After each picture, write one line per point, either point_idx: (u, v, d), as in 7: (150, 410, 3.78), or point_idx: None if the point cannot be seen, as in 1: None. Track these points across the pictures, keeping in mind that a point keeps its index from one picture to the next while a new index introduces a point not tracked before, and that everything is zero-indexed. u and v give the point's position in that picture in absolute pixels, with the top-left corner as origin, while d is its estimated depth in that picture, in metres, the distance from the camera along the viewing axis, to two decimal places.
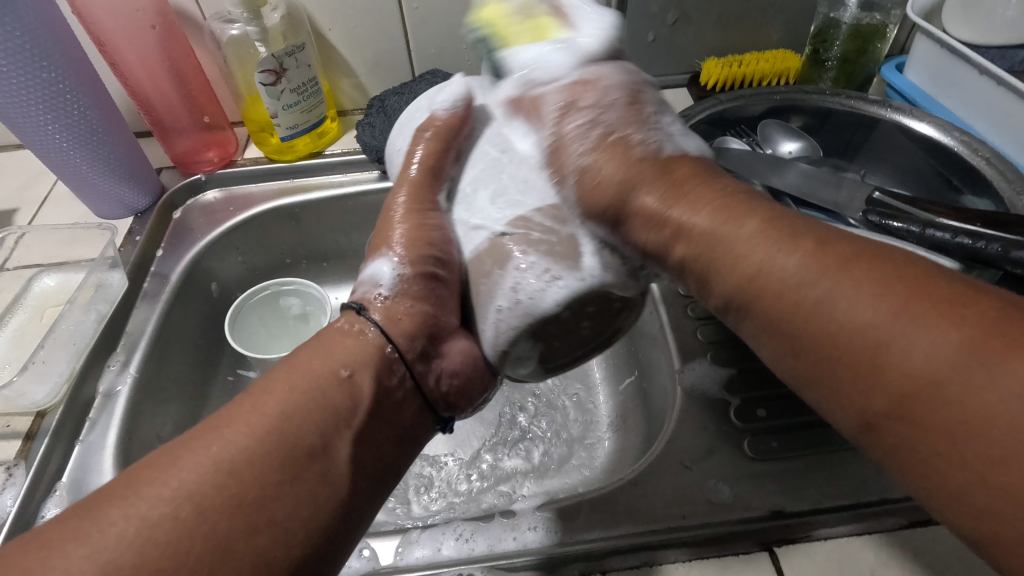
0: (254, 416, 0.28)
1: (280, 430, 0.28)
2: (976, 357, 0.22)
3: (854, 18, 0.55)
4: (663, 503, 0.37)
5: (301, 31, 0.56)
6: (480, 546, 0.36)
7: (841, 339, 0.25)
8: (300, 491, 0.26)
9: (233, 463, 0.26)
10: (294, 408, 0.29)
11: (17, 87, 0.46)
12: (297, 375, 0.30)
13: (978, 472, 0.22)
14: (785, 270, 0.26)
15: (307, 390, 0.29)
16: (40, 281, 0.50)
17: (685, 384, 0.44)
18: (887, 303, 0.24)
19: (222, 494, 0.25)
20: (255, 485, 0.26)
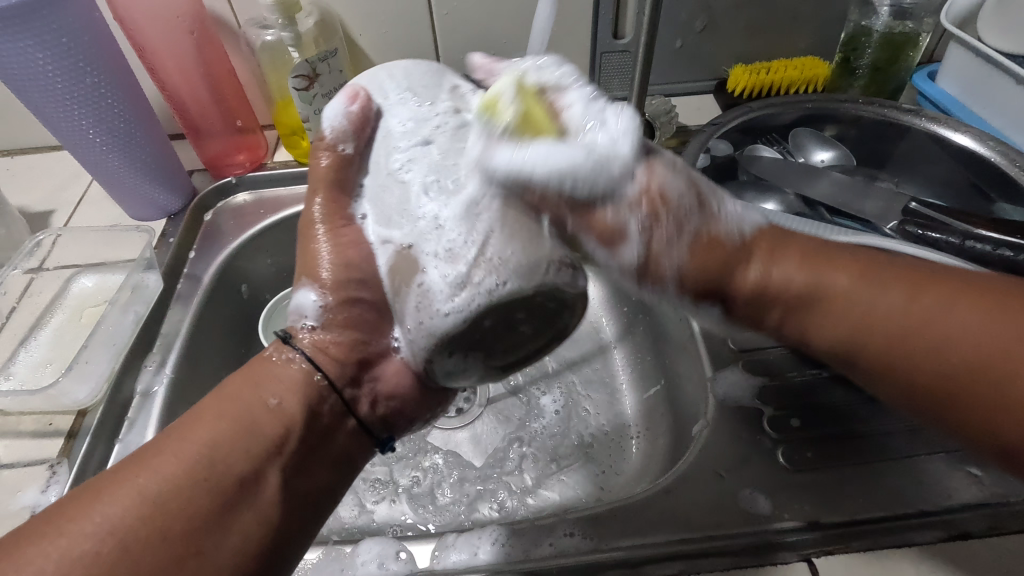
0: (186, 442, 0.29)
1: (210, 458, 0.29)
2: (973, 313, 0.27)
3: (886, 26, 0.55)
4: (698, 512, 0.38)
5: (333, 37, 0.57)
6: (517, 551, 0.37)
7: (889, 337, 0.28)
8: (200, 499, 0.28)
9: (157, 491, 0.27)
10: (225, 439, 0.30)
11: (61, 91, 0.47)
12: (233, 401, 0.32)
13: (990, 401, 0.26)
14: (826, 286, 0.29)
15: (242, 422, 0.31)
16: (78, 282, 0.51)
17: (717, 392, 0.44)
18: (920, 313, 0.28)
19: (144, 529, 0.26)
20: (183, 520, 0.27)
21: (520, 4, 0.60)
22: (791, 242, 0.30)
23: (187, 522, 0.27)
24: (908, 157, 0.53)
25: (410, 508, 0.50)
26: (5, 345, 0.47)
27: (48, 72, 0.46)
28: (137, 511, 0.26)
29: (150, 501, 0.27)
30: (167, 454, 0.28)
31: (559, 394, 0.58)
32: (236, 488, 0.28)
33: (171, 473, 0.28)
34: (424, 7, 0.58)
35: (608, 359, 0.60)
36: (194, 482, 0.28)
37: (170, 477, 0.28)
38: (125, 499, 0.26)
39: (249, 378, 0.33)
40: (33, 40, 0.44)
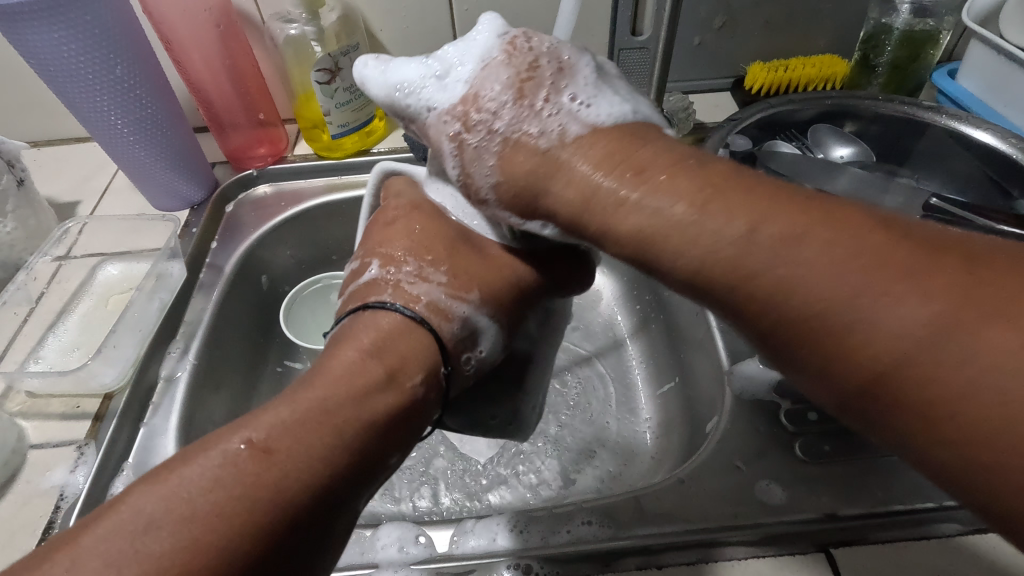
0: (298, 404, 0.27)
1: (329, 414, 0.27)
2: (941, 333, 0.19)
3: (906, 24, 0.55)
4: (715, 502, 0.38)
5: (355, 32, 0.57)
6: (534, 537, 0.37)
7: (936, 391, 0.19)
8: (313, 457, 0.25)
9: (308, 449, 0.25)
10: (338, 395, 0.28)
11: (90, 81, 0.48)
12: (328, 379, 0.29)
13: (977, 452, 0.19)
14: (723, 233, 0.23)
15: (354, 390, 0.28)
16: (104, 270, 0.52)
17: (734, 386, 0.44)
18: (926, 306, 0.19)
19: (231, 510, 0.23)
20: (279, 505, 0.24)
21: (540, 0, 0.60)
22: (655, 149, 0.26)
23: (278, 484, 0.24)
24: (928, 154, 0.52)
25: (425, 496, 0.51)
26: (34, 330, 0.48)
27: (78, 63, 0.47)
28: (257, 491, 0.24)
29: (261, 466, 0.25)
30: (283, 412, 0.27)
31: (574, 388, 0.58)
32: (354, 462, 0.27)
33: (290, 426, 0.26)
34: (444, 3, 0.59)
35: (622, 354, 0.60)
36: (328, 448, 0.26)
37: (308, 437, 0.26)
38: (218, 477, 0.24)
39: (342, 346, 0.31)
40: (64, 31, 0.45)
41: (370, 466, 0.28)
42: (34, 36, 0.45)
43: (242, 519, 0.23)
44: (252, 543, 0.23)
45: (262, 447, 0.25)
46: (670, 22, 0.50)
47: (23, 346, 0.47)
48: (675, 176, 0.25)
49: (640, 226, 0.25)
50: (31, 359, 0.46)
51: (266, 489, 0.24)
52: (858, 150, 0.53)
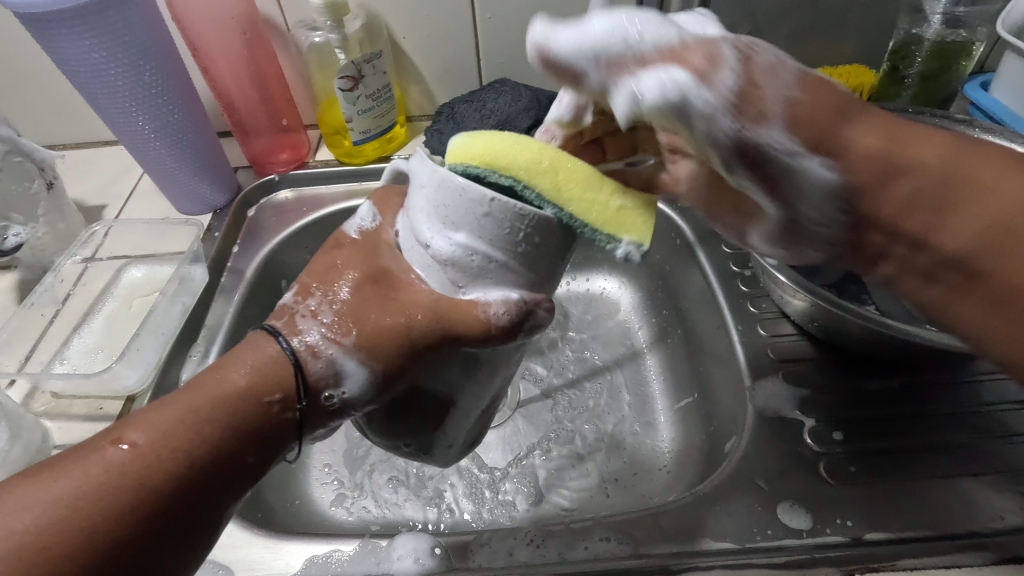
0: (148, 417, 0.27)
1: (170, 437, 0.26)
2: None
3: (937, 34, 0.54)
4: (735, 521, 0.37)
5: (378, 39, 0.58)
6: (550, 552, 0.37)
7: (1002, 279, 0.26)
8: (160, 496, 0.25)
9: (127, 471, 0.25)
10: (199, 420, 0.27)
11: (120, 86, 0.49)
12: (183, 404, 0.27)
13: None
14: (916, 157, 0.26)
15: (224, 403, 0.27)
16: (128, 273, 0.53)
17: (756, 403, 0.43)
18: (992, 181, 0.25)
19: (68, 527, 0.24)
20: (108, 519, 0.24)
21: (564, 7, 0.60)
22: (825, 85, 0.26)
23: (131, 501, 0.25)
24: None
25: (439, 505, 0.51)
26: (60, 330, 0.48)
27: (109, 69, 0.48)
28: (102, 494, 0.25)
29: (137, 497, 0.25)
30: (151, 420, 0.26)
31: (589, 399, 0.58)
32: (205, 470, 0.26)
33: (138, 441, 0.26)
34: (468, 11, 0.59)
35: (640, 366, 0.60)
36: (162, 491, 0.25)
37: (164, 452, 0.26)
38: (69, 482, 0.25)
39: (220, 368, 0.29)
40: (97, 38, 0.46)
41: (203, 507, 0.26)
42: (67, 43, 0.46)
43: (105, 533, 0.24)
44: (91, 549, 0.24)
45: (116, 466, 0.25)
46: None
47: (49, 347, 0.47)
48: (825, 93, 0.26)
49: (813, 132, 0.25)
50: (56, 360, 0.46)
51: (171, 476, 0.26)
52: None
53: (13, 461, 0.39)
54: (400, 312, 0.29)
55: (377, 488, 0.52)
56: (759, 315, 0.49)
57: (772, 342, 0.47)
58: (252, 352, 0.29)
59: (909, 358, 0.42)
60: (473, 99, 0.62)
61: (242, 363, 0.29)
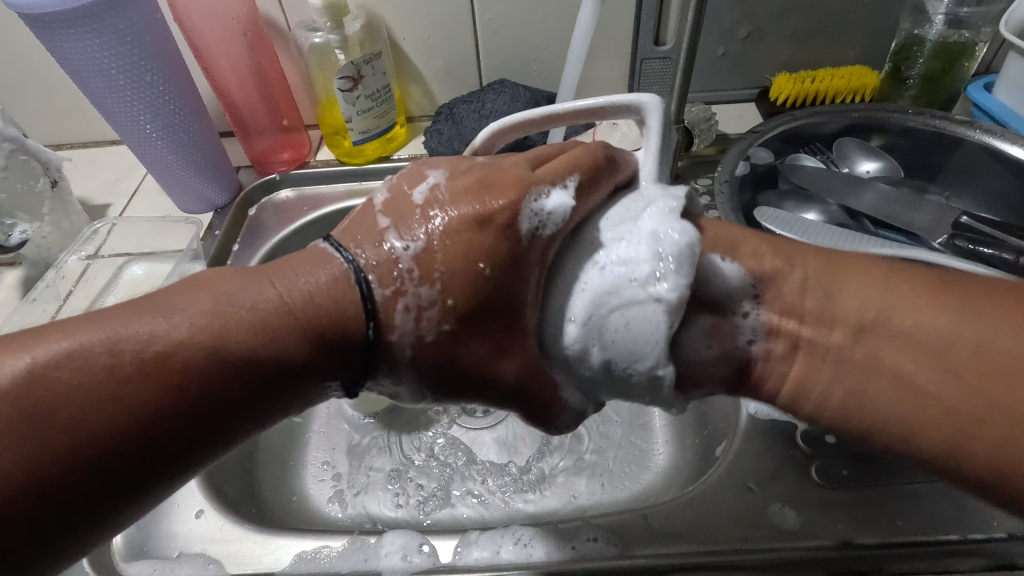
0: (187, 304, 0.24)
1: (211, 337, 0.24)
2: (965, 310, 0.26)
3: (939, 35, 0.53)
4: (723, 523, 0.37)
5: (378, 40, 0.58)
6: (538, 552, 0.37)
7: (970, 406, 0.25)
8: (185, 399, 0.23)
9: (159, 362, 0.23)
10: (245, 325, 0.25)
11: (124, 87, 0.49)
12: (223, 299, 0.25)
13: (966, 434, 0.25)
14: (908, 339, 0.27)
15: (273, 316, 0.25)
16: (129, 269, 0.54)
17: (749, 405, 0.43)
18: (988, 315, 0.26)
19: (101, 404, 0.22)
20: (148, 409, 0.23)
21: (563, 9, 0.60)
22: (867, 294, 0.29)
23: (158, 396, 0.23)
24: (961, 169, 0.50)
25: (432, 503, 0.51)
26: None
27: (113, 69, 0.48)
28: (139, 396, 0.22)
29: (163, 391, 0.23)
30: (195, 309, 0.24)
31: None
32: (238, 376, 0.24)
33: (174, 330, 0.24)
34: (467, 12, 0.59)
35: None
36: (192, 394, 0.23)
37: (200, 350, 0.24)
38: (98, 350, 0.23)
39: (277, 280, 0.26)
40: (101, 39, 0.47)
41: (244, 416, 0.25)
42: (72, 44, 0.46)
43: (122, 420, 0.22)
44: (108, 433, 0.22)
45: (151, 347, 0.23)
46: (693, 31, 0.49)
47: None
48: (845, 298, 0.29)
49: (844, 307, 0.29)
50: None
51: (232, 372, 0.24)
52: (885, 164, 0.51)
53: None
54: (493, 373, 0.27)
55: (371, 485, 0.52)
56: None
57: None
58: (307, 271, 0.27)
59: None
60: (472, 99, 0.62)
61: (295, 276, 0.27)
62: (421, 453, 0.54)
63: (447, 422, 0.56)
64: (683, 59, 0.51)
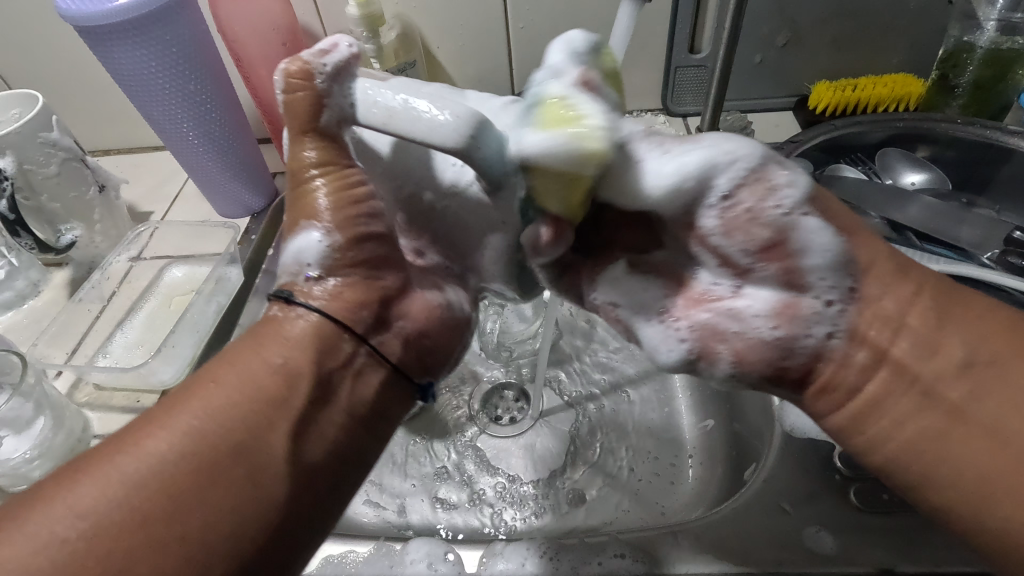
0: (149, 446, 0.25)
1: (211, 443, 0.26)
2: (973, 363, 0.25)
3: (992, 42, 0.51)
4: (756, 545, 0.36)
5: (413, 49, 0.60)
6: (564, 566, 0.36)
7: (957, 439, 0.25)
8: (241, 488, 0.26)
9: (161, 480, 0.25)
10: (215, 423, 0.26)
11: (169, 95, 0.51)
12: (219, 412, 0.27)
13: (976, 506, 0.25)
14: (940, 363, 0.26)
15: (252, 397, 0.27)
16: (169, 272, 0.55)
17: (785, 423, 0.42)
18: (964, 385, 0.25)
19: (158, 505, 0.24)
20: (204, 517, 0.25)
21: (598, 15, 0.59)
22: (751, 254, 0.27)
23: (206, 538, 0.24)
24: (1013, 183, 0.48)
25: (459, 510, 0.51)
26: (105, 326, 0.51)
27: (159, 79, 0.50)
28: (208, 519, 0.25)
29: (218, 514, 0.25)
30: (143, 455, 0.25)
31: (614, 410, 0.57)
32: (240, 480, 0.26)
33: (150, 471, 0.25)
34: (501, 22, 0.60)
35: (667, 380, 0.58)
36: (260, 492, 0.26)
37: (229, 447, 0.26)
38: (137, 500, 0.24)
39: (260, 345, 0.29)
40: (149, 50, 0.48)
41: (306, 510, 0.27)
42: (123, 56, 0.48)
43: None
44: (229, 569, 0.25)
45: (146, 483, 0.24)
46: (729, 39, 0.48)
47: (94, 341, 0.50)
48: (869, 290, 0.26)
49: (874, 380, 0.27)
50: (100, 354, 0.49)
51: (287, 477, 0.27)
52: (931, 176, 0.50)
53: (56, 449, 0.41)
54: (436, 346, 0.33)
55: (397, 489, 0.53)
56: None
57: None
58: (275, 341, 0.29)
59: None
60: None
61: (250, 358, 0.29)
62: (447, 459, 0.55)
63: (473, 428, 0.57)
64: (720, 68, 0.50)
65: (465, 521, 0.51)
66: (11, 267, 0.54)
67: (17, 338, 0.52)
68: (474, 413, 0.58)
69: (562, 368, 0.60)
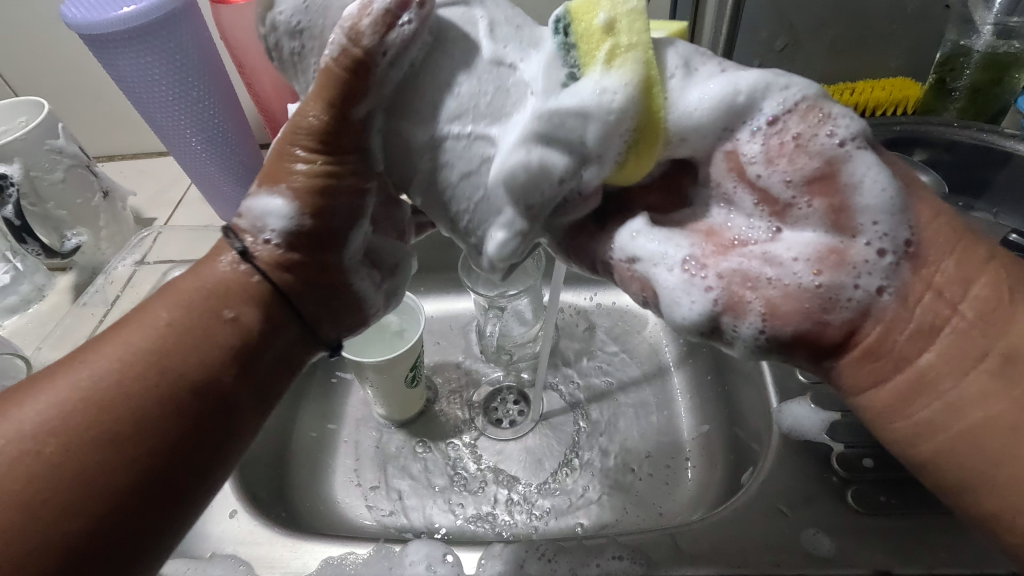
0: (99, 359, 0.26)
1: (154, 358, 0.26)
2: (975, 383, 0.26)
3: (988, 45, 0.52)
4: (754, 547, 0.36)
5: None
6: (562, 568, 0.36)
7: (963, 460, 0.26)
8: (166, 423, 0.26)
9: (106, 399, 0.25)
10: (183, 309, 0.28)
11: (173, 101, 0.52)
12: (177, 299, 0.28)
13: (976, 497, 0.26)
14: (940, 398, 0.26)
15: (216, 295, 0.28)
16: (173, 276, 0.56)
17: (783, 424, 0.42)
18: (979, 404, 0.25)
19: (89, 413, 0.25)
20: (123, 422, 0.25)
21: None
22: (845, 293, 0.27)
23: (143, 423, 0.25)
24: (1009, 186, 0.49)
25: (460, 512, 0.52)
26: None
27: (163, 85, 0.51)
28: (120, 407, 0.25)
29: (161, 379, 0.26)
30: (75, 380, 0.25)
31: (613, 413, 0.57)
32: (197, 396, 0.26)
33: (90, 386, 0.25)
34: None
35: (667, 383, 0.58)
36: (186, 383, 0.26)
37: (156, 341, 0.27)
38: (82, 388, 0.25)
39: (215, 251, 0.30)
40: (153, 57, 0.49)
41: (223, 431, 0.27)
42: (127, 63, 0.49)
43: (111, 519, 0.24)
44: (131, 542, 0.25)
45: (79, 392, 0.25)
46: None
47: None
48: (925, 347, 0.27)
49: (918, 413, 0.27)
50: None
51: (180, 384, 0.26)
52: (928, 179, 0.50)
53: None
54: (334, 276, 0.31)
55: (397, 491, 0.53)
56: None
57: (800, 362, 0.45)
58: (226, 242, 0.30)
59: None
60: None
61: (164, 302, 0.28)
62: (448, 462, 0.55)
63: (472, 431, 0.57)
64: None
65: (462, 525, 0.51)
66: (16, 273, 0.54)
67: (22, 342, 0.52)
68: (474, 417, 0.58)
69: (562, 371, 0.61)
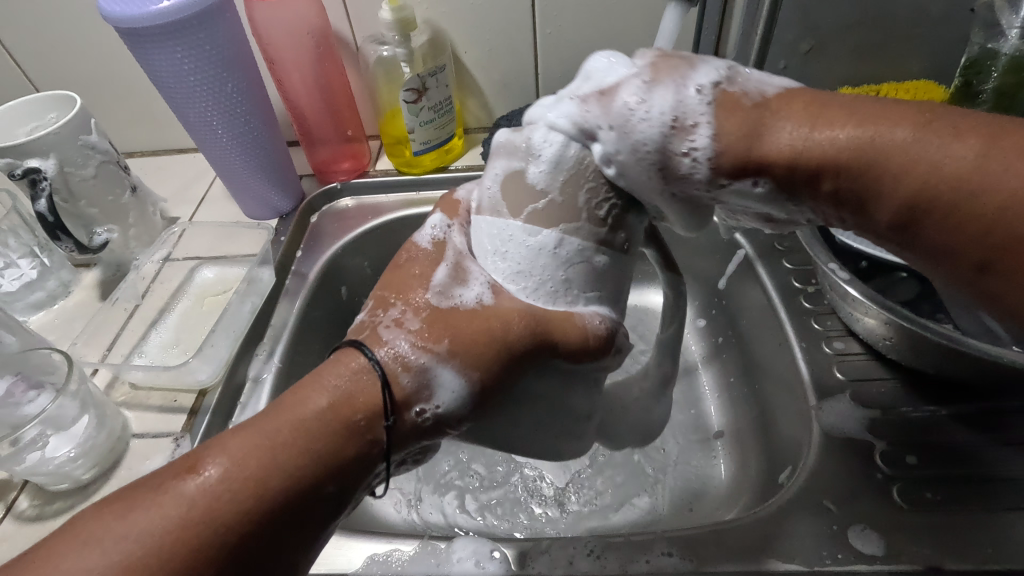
0: (241, 446, 0.27)
1: (279, 474, 0.26)
2: (938, 137, 0.25)
3: (1014, 49, 0.52)
4: (801, 542, 0.36)
5: (441, 53, 0.60)
6: (611, 565, 0.36)
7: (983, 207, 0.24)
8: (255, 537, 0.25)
9: (232, 480, 0.26)
10: (314, 431, 0.27)
11: (206, 97, 0.52)
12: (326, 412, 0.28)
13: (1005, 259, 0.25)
14: (934, 157, 0.25)
15: (326, 428, 0.27)
16: (200, 273, 0.56)
17: (823, 421, 0.42)
18: (946, 151, 0.25)
19: (205, 520, 0.25)
20: (207, 538, 0.24)
21: (625, 23, 0.60)
22: (869, 106, 0.27)
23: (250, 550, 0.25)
24: None
25: (489, 511, 0.51)
26: (137, 326, 0.51)
27: (196, 81, 0.51)
28: (227, 521, 0.25)
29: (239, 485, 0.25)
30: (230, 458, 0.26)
31: None
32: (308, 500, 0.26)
33: (226, 477, 0.26)
34: (528, 29, 0.60)
35: (694, 382, 0.59)
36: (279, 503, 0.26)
37: (245, 458, 0.26)
38: (215, 491, 0.25)
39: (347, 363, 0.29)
40: (187, 52, 0.49)
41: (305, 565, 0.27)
42: (162, 59, 0.49)
43: None
44: None
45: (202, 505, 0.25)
46: None
47: (128, 340, 0.50)
48: (859, 116, 0.26)
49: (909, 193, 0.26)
50: (135, 353, 0.49)
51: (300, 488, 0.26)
52: None
53: (98, 449, 0.41)
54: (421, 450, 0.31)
55: (428, 489, 0.53)
56: (823, 333, 0.48)
57: (839, 361, 0.46)
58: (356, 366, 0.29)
59: (978, 380, 0.40)
60: None
61: (311, 397, 0.28)
62: (477, 461, 0.55)
63: None
64: None
65: (493, 522, 0.51)
66: (43, 268, 0.54)
67: (51, 338, 0.52)
68: None
69: None
